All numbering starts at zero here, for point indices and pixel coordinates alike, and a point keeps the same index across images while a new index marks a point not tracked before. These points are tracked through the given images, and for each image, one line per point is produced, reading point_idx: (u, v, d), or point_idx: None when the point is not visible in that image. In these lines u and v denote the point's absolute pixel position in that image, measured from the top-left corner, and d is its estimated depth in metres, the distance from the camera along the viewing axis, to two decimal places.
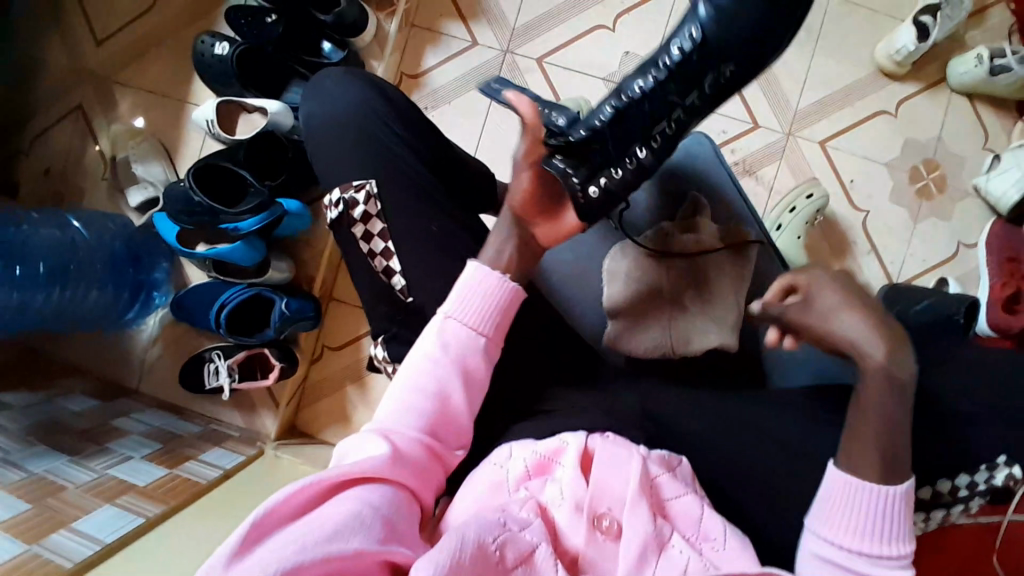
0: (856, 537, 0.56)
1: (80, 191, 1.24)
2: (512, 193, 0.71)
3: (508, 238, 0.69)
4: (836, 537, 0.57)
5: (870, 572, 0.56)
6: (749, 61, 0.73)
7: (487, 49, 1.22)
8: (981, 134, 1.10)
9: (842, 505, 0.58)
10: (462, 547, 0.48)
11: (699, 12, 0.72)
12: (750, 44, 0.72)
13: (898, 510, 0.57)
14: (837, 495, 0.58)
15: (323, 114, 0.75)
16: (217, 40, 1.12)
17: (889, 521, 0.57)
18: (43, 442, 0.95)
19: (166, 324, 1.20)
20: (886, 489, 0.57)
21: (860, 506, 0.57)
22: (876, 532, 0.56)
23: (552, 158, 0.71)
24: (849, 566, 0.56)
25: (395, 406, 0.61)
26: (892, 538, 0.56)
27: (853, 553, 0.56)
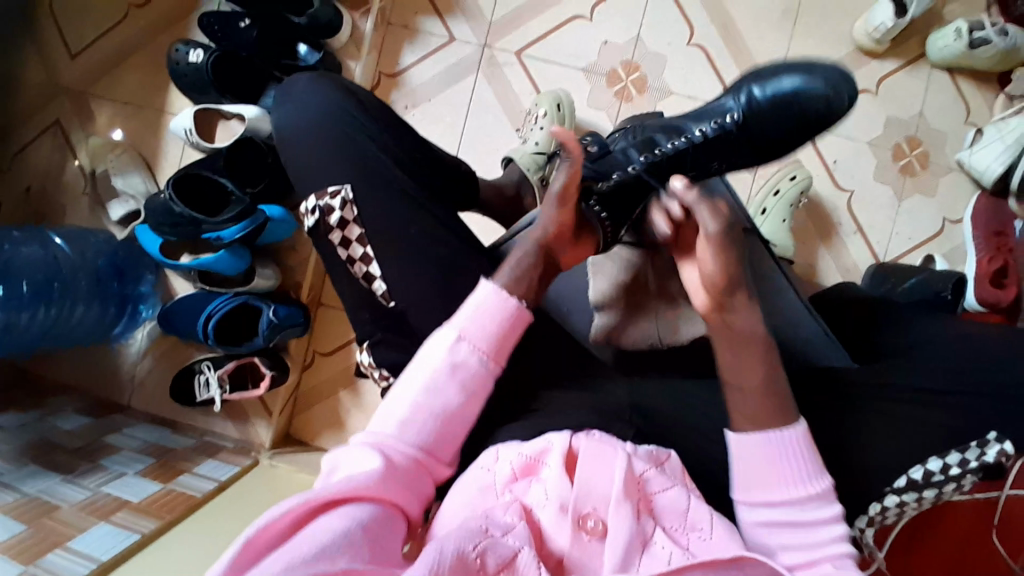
0: (768, 490, 0.59)
1: (62, 207, 1.23)
2: (541, 220, 0.71)
3: (529, 265, 0.68)
4: (756, 498, 0.59)
5: (800, 519, 0.58)
6: (768, 154, 0.80)
7: (464, 44, 1.21)
8: (963, 108, 1.09)
9: (748, 465, 0.60)
10: (441, 559, 0.48)
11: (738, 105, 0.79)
12: (767, 147, 0.79)
13: (798, 450, 0.59)
14: (741, 459, 0.60)
15: (297, 120, 0.74)
16: (190, 48, 1.11)
17: (789, 465, 0.59)
18: (36, 462, 0.94)
19: (155, 336, 1.19)
20: (776, 433, 0.59)
21: (766, 458, 0.59)
22: (788, 476, 0.59)
23: (590, 201, 0.74)
24: (778, 519, 0.59)
25: (395, 419, 0.61)
26: (802, 477, 0.59)
27: (773, 506, 0.59)
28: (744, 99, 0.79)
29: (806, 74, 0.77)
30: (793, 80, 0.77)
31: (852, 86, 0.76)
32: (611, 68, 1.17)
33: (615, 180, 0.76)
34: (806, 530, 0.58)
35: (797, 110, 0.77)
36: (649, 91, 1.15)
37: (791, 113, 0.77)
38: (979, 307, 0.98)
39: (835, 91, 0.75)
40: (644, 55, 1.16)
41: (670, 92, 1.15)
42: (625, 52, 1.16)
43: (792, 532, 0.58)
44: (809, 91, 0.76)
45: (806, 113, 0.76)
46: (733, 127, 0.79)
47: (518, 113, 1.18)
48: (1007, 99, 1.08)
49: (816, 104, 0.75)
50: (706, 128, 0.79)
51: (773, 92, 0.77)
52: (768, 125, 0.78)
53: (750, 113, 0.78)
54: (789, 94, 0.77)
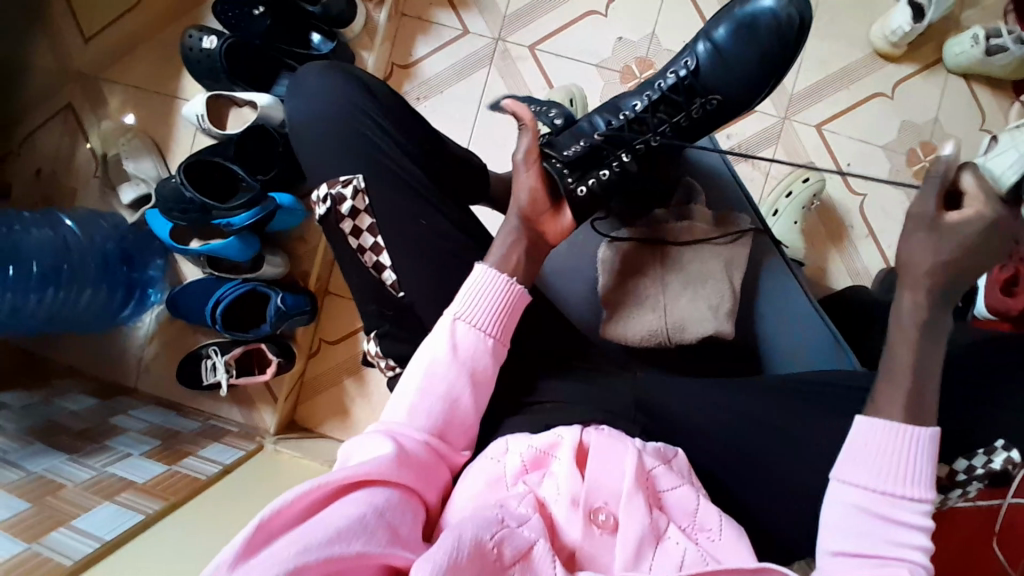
0: (879, 478, 0.58)
1: (73, 190, 1.24)
2: (517, 193, 0.74)
3: (514, 241, 0.70)
4: (859, 480, 0.59)
5: (896, 514, 0.57)
6: (732, 96, 0.84)
7: (479, 38, 1.20)
8: (979, 115, 1.09)
9: (869, 448, 0.60)
10: (459, 546, 0.48)
11: (696, 51, 0.84)
12: (733, 84, 0.83)
13: (926, 453, 0.59)
14: (860, 440, 0.60)
15: (310, 108, 0.74)
16: (205, 34, 1.11)
17: (913, 464, 0.58)
18: (42, 441, 0.95)
19: (163, 321, 1.20)
20: (913, 430, 0.59)
21: (891, 448, 0.59)
22: (906, 473, 0.58)
23: (555, 161, 0.78)
24: (869, 505, 0.58)
25: (406, 406, 0.61)
26: (920, 477, 0.58)
27: (875, 493, 0.58)
28: (703, 45, 0.84)
29: (757, 1, 0.82)
30: (745, 12, 0.82)
31: (804, 8, 0.81)
32: (624, 65, 1.16)
33: (581, 145, 0.80)
34: (891, 530, 0.57)
35: (752, 38, 0.82)
36: None
37: (752, 47, 0.82)
38: (988, 315, 0.98)
39: (788, 10, 0.81)
40: (659, 53, 1.15)
41: None
42: (638, 49, 1.16)
43: (874, 523, 0.57)
44: (767, 15, 0.81)
45: (765, 46, 0.82)
46: (692, 70, 0.83)
47: None
48: None
49: (770, 24, 0.81)
50: (666, 77, 0.83)
51: (726, 30, 0.83)
52: (727, 65, 0.83)
53: (707, 57, 0.83)
54: (744, 26, 0.82)
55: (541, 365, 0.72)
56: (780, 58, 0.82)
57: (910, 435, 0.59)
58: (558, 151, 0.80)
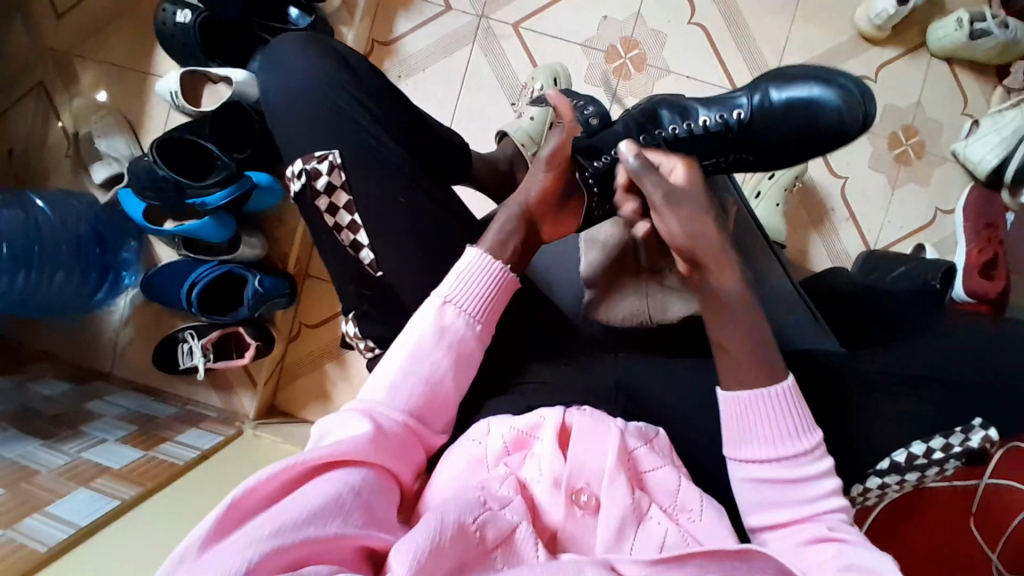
0: (762, 445, 0.59)
1: (44, 169, 1.20)
2: (528, 188, 0.73)
3: (515, 233, 0.69)
4: (750, 455, 0.60)
5: (792, 476, 0.59)
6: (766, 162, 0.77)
7: (461, 15, 1.18)
8: (961, 99, 1.09)
9: (742, 420, 0.60)
10: (441, 529, 0.47)
11: (747, 105, 0.75)
12: (771, 150, 0.76)
13: (788, 403, 0.60)
14: (732, 416, 0.61)
15: (287, 83, 0.72)
16: (178, 8, 1.08)
17: (785, 421, 0.59)
18: (15, 427, 0.93)
19: (138, 305, 1.17)
20: (764, 390, 0.60)
21: (761, 414, 0.60)
22: (782, 432, 0.59)
23: (584, 172, 0.74)
24: (770, 476, 0.59)
25: (385, 384, 0.60)
26: (795, 433, 0.59)
27: (768, 463, 0.59)
28: (757, 98, 0.75)
29: (823, 87, 0.72)
30: (811, 88, 0.73)
31: (868, 107, 0.71)
32: (609, 45, 1.15)
33: (614, 155, 0.76)
34: (798, 489, 0.59)
35: (806, 117, 0.73)
36: (648, 69, 1.14)
37: (806, 120, 0.73)
38: (967, 297, 0.95)
39: (850, 107, 0.71)
40: (644, 33, 1.14)
41: (667, 72, 1.13)
42: (624, 28, 1.15)
43: (780, 490, 0.59)
44: (822, 104, 0.72)
45: (813, 131, 0.72)
46: (741, 124, 0.75)
47: (515, 87, 1.16)
48: (1005, 91, 1.07)
49: (829, 115, 0.71)
50: (711, 119, 0.76)
51: (787, 96, 0.73)
52: (776, 129, 0.74)
53: (759, 116, 0.75)
54: (802, 104, 0.73)
55: (524, 348, 0.71)
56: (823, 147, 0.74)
57: (763, 394, 0.60)
58: (591, 156, 0.75)
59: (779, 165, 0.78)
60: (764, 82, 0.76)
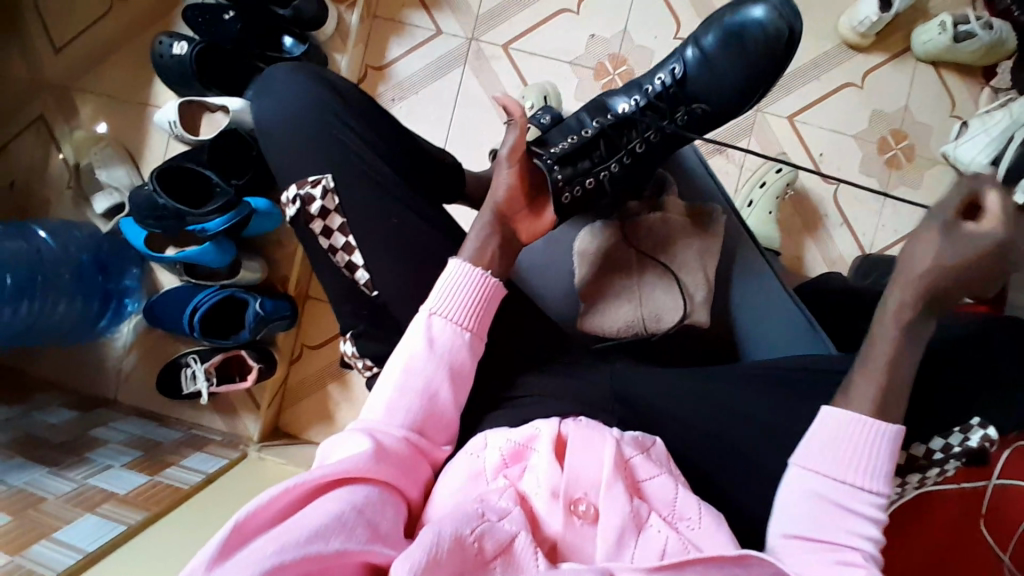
0: (833, 465, 0.58)
1: (47, 202, 1.22)
2: (495, 188, 0.73)
3: (490, 233, 0.70)
4: (816, 467, 0.59)
5: (849, 504, 0.57)
6: (717, 107, 0.85)
7: (452, 38, 1.21)
8: (948, 101, 1.10)
9: (837, 439, 0.59)
10: (438, 542, 0.48)
11: (682, 57, 0.84)
12: (719, 99, 0.84)
13: (886, 448, 0.58)
14: (828, 432, 0.60)
15: (279, 108, 0.74)
16: (175, 40, 1.11)
17: (874, 457, 0.58)
18: (22, 455, 0.94)
19: (141, 331, 1.19)
20: (876, 425, 0.59)
21: (855, 439, 0.59)
22: (866, 464, 0.58)
23: (543, 157, 0.77)
24: (830, 497, 0.58)
25: (383, 404, 0.61)
26: (881, 469, 0.58)
27: (834, 485, 0.58)
28: (692, 52, 0.84)
29: (744, 15, 0.83)
30: (732, 22, 0.83)
31: (795, 15, 0.81)
32: (598, 62, 1.17)
33: (569, 141, 0.80)
34: (846, 519, 0.57)
35: (739, 50, 0.82)
36: None
37: (736, 68, 0.83)
38: (964, 299, 0.97)
39: (775, 23, 0.81)
40: (632, 49, 1.16)
41: None
42: (611, 46, 1.17)
43: (836, 513, 0.58)
44: (751, 27, 0.82)
45: (747, 66, 0.82)
46: (677, 78, 0.84)
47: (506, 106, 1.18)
48: (992, 92, 1.08)
49: (757, 34, 0.82)
50: (654, 82, 0.84)
51: (716, 40, 0.83)
52: (714, 74, 0.84)
53: (696, 63, 0.84)
54: (729, 37, 0.83)
55: (520, 362, 0.72)
56: (764, 77, 0.83)
57: (872, 429, 0.59)
58: (545, 146, 0.80)
59: (734, 107, 0.85)
60: (690, 39, 0.86)
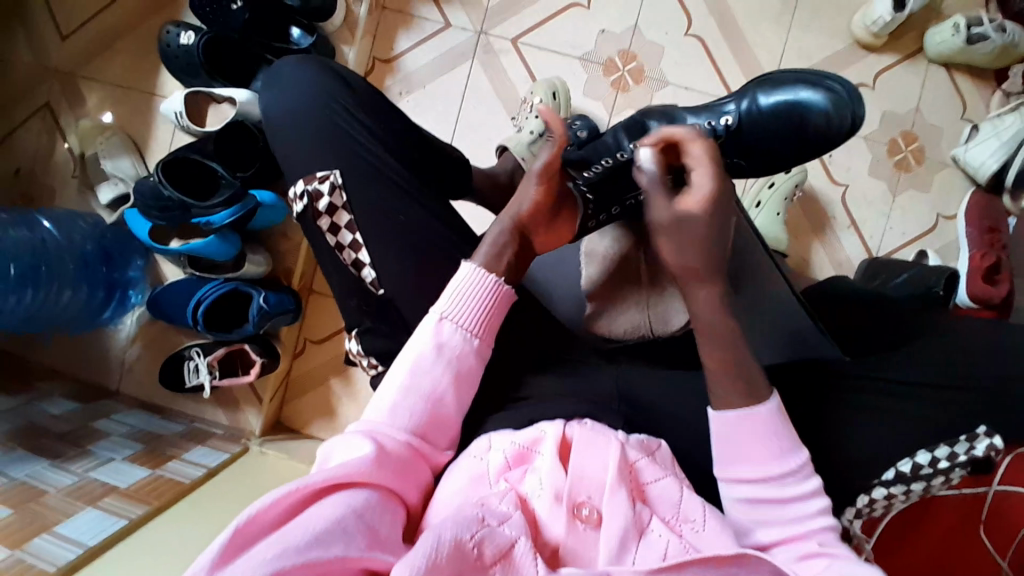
0: (744, 464, 0.59)
1: (51, 190, 1.21)
2: (519, 201, 0.72)
3: (507, 243, 0.69)
4: (733, 474, 0.60)
5: (777, 494, 0.59)
6: (757, 162, 0.80)
7: (461, 31, 1.19)
8: (960, 104, 1.09)
9: (729, 441, 0.60)
10: (438, 548, 0.48)
11: (733, 108, 0.78)
12: (757, 157, 0.79)
13: (777, 425, 0.59)
14: (721, 437, 0.60)
15: (288, 102, 0.73)
16: (182, 29, 1.10)
17: (770, 443, 0.59)
18: (24, 447, 0.93)
19: (144, 322, 1.18)
20: (754, 413, 0.59)
21: (745, 436, 0.59)
22: (765, 454, 0.59)
23: (576, 181, 0.75)
24: (756, 496, 0.59)
25: (387, 406, 0.61)
26: (782, 452, 0.59)
27: (754, 483, 0.59)
28: (745, 104, 0.77)
29: (810, 93, 0.75)
30: (798, 95, 0.76)
31: (858, 112, 0.74)
32: (607, 58, 1.16)
33: (604, 164, 0.76)
34: (784, 509, 0.58)
35: (793, 125, 0.76)
36: (647, 81, 1.15)
37: (783, 135, 0.77)
38: (971, 303, 0.97)
39: (837, 112, 0.74)
40: (642, 45, 1.15)
41: (665, 83, 1.14)
42: (622, 41, 1.15)
43: (772, 509, 0.59)
44: (814, 112, 0.75)
45: (795, 146, 0.77)
46: (729, 130, 0.78)
47: (514, 102, 1.17)
48: (1004, 96, 1.07)
49: (818, 120, 0.75)
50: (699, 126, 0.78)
51: (776, 101, 0.76)
52: (763, 133, 0.77)
53: (750, 118, 0.77)
54: (789, 111, 0.76)
55: (526, 363, 0.71)
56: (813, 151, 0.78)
57: (755, 417, 0.59)
58: (580, 168, 0.76)
59: (769, 167, 0.81)
60: (749, 88, 0.79)
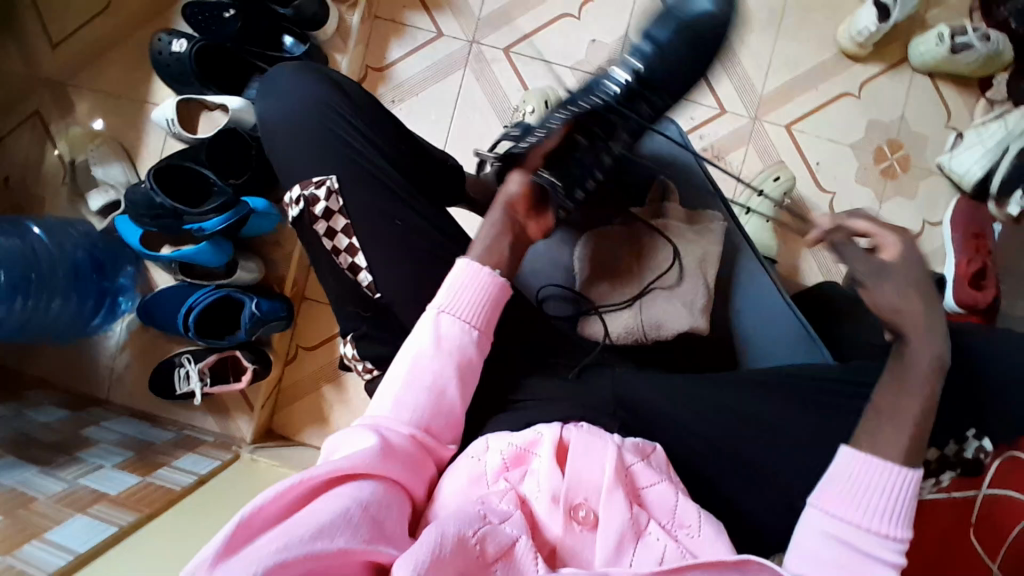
0: (850, 509, 0.57)
1: (41, 198, 1.20)
2: (510, 184, 0.74)
3: (500, 233, 0.71)
4: (832, 508, 0.57)
5: (866, 550, 0.56)
6: (678, 97, 0.77)
7: (453, 40, 1.21)
8: (945, 113, 1.11)
9: (854, 481, 0.58)
10: (442, 542, 0.48)
11: (636, 51, 0.75)
12: (679, 84, 0.76)
13: (904, 493, 0.57)
14: (843, 474, 0.58)
15: (280, 108, 0.74)
16: (174, 37, 1.10)
17: (892, 505, 0.57)
18: (12, 455, 0.92)
19: (135, 330, 1.18)
20: (895, 468, 0.57)
21: (868, 485, 0.57)
22: (880, 508, 0.57)
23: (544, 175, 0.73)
24: (845, 538, 0.56)
25: (390, 400, 0.61)
26: (897, 521, 0.56)
27: (852, 527, 0.56)
28: (649, 46, 0.75)
29: (701, 1, 0.75)
30: (687, 9, 0.75)
31: None
32: (599, 67, 1.17)
33: (530, 142, 0.76)
34: (867, 566, 0.55)
35: (697, 42, 0.75)
36: None
37: (695, 59, 0.75)
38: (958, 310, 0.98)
39: (724, 8, 0.75)
40: None
41: None
42: (613, 51, 1.17)
43: (854, 557, 0.56)
44: (713, 17, 0.75)
45: (704, 52, 0.75)
46: (639, 75, 0.75)
47: (507, 109, 1.18)
48: (988, 104, 1.09)
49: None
50: (613, 82, 0.75)
51: (671, 28, 0.75)
52: (675, 64, 0.75)
53: (654, 56, 0.75)
54: (691, 27, 0.75)
55: (523, 368, 0.72)
56: (721, 54, 0.77)
57: (892, 473, 0.57)
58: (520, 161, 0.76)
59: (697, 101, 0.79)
60: (645, 27, 0.77)
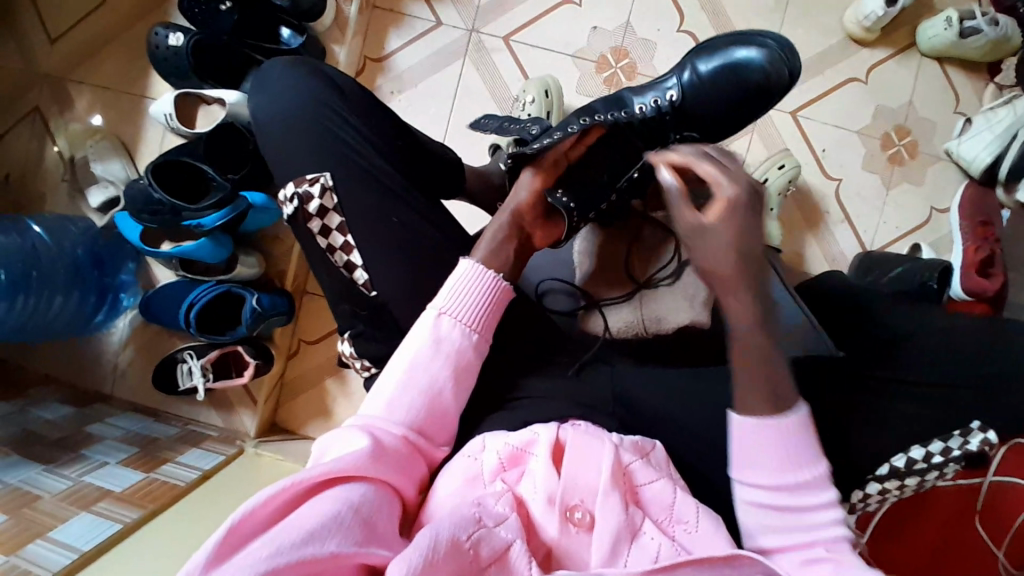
0: (763, 472, 0.57)
1: (42, 195, 1.20)
2: (517, 193, 0.75)
3: (502, 237, 0.70)
4: (751, 477, 0.58)
5: (792, 504, 0.57)
6: (711, 130, 0.84)
7: (452, 29, 1.19)
8: (953, 97, 1.09)
9: (754, 445, 0.58)
10: (435, 545, 0.47)
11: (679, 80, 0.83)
12: (710, 118, 0.83)
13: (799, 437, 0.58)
14: (743, 439, 0.58)
15: (273, 105, 0.73)
16: (171, 31, 1.09)
17: (791, 451, 0.57)
18: (17, 452, 0.93)
19: (137, 326, 1.18)
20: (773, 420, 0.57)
21: (770, 441, 0.57)
22: (795, 459, 0.57)
23: (556, 195, 0.74)
24: (772, 501, 0.58)
25: (385, 399, 0.61)
26: (805, 463, 0.57)
27: (769, 488, 0.58)
28: (687, 76, 0.83)
29: (746, 49, 0.82)
30: (732, 54, 0.82)
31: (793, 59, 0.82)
32: (600, 55, 1.15)
33: (552, 139, 0.75)
34: (800, 518, 0.57)
35: (734, 80, 0.81)
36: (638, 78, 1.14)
37: (724, 95, 0.82)
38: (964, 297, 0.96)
39: (774, 63, 0.81)
40: (634, 42, 1.15)
41: None
42: (614, 38, 1.15)
43: (787, 516, 0.57)
44: (755, 65, 0.81)
45: (739, 93, 0.82)
46: (674, 105, 0.82)
47: (506, 99, 1.17)
48: (997, 89, 1.07)
49: (758, 76, 0.81)
50: (649, 103, 0.82)
51: (714, 65, 0.82)
52: (710, 100, 0.82)
53: (692, 87, 0.82)
54: (730, 67, 0.81)
55: (521, 364, 0.71)
56: (756, 107, 0.83)
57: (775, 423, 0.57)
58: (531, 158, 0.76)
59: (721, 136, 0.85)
60: (688, 60, 0.84)
